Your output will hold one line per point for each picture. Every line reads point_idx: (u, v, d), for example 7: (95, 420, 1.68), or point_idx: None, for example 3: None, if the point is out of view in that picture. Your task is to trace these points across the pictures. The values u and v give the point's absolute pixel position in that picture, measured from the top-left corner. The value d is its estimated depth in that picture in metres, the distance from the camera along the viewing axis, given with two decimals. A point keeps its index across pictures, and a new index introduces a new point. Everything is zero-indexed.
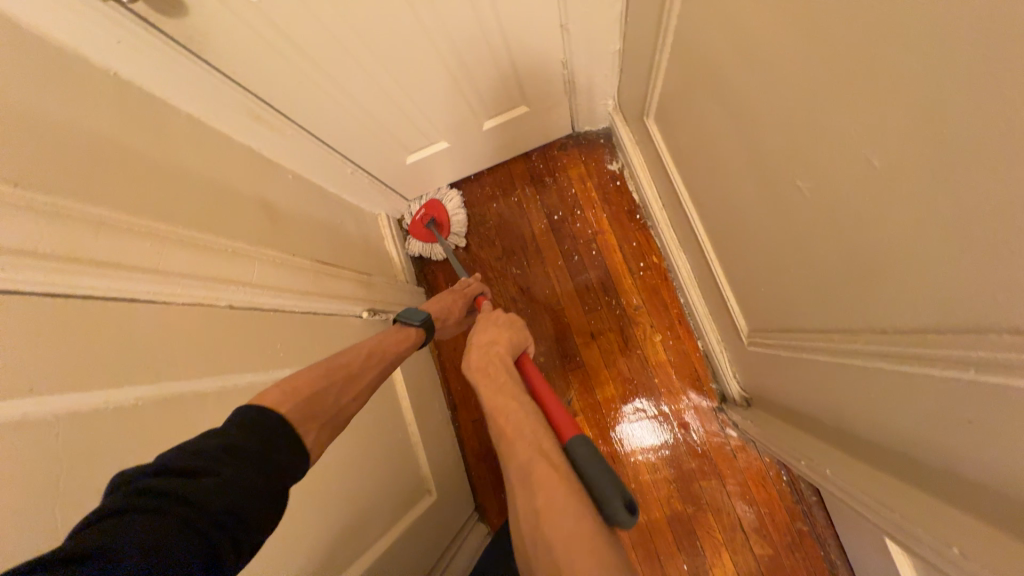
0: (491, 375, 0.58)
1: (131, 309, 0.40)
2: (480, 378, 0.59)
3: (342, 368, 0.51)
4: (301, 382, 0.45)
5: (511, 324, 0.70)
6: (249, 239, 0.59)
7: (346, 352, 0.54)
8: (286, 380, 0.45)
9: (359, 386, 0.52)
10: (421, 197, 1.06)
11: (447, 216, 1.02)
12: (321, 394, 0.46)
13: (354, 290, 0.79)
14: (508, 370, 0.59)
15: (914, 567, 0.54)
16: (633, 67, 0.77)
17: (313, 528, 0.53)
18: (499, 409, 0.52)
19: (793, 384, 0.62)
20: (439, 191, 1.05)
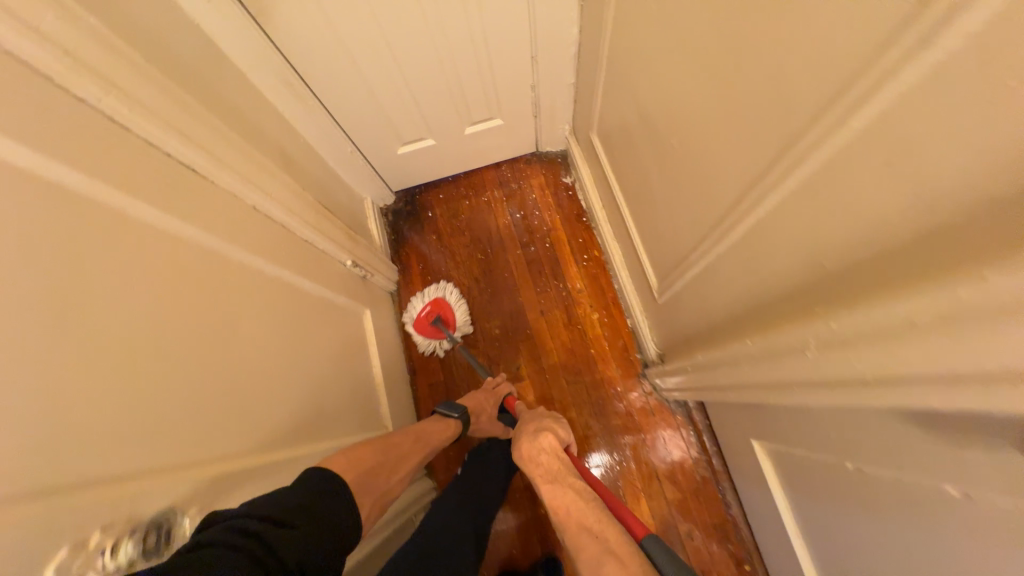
0: (544, 464, 0.71)
1: (187, 173, 0.54)
2: (532, 468, 0.72)
3: (394, 449, 0.65)
4: (361, 456, 0.59)
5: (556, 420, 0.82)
6: (272, 167, 0.73)
7: (401, 440, 0.69)
8: (351, 463, 0.57)
9: (403, 469, 0.66)
10: (422, 293, 1.13)
11: (451, 312, 1.11)
12: (376, 472, 0.59)
13: (343, 240, 0.93)
14: (558, 457, 0.71)
15: (769, 453, 0.71)
16: (582, 95, 1.01)
17: (292, 393, 0.63)
18: (550, 490, 0.65)
19: (683, 323, 0.80)
20: (440, 287, 1.13)
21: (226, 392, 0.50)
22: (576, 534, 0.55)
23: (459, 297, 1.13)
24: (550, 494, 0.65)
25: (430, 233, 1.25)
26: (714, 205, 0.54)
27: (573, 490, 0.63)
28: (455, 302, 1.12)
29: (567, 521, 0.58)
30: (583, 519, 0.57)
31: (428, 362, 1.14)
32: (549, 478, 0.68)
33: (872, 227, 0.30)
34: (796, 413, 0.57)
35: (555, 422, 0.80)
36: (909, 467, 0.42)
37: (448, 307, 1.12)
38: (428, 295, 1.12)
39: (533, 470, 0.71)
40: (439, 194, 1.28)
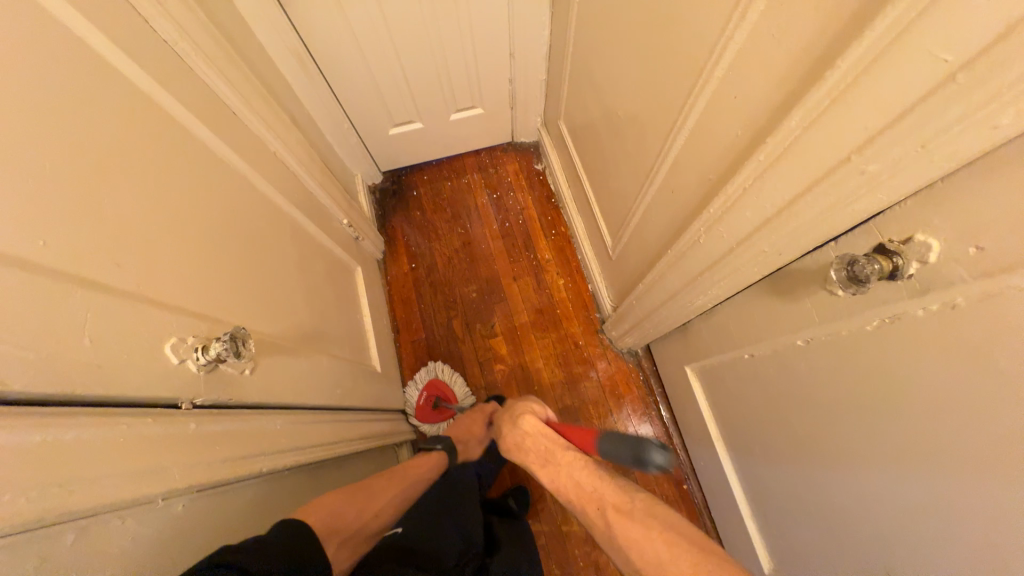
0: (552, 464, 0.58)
1: (227, 113, 0.65)
2: (524, 458, 0.65)
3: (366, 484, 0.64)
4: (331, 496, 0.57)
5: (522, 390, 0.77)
6: (288, 125, 0.85)
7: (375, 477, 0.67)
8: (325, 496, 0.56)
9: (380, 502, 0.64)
10: (415, 380, 1.14)
11: (448, 389, 1.14)
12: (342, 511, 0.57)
13: (341, 202, 1.04)
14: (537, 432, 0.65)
15: (697, 371, 0.88)
16: (552, 90, 1.18)
17: (306, 309, 0.74)
18: (559, 480, 0.57)
19: (630, 272, 0.96)
20: (431, 369, 1.15)
21: (261, 286, 0.61)
22: (587, 499, 0.53)
23: (451, 370, 1.16)
24: (551, 481, 0.58)
25: (414, 209, 1.38)
26: (648, 158, 0.71)
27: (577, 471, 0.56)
28: (449, 377, 1.14)
29: (576, 496, 0.54)
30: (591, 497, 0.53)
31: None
32: (542, 464, 0.61)
33: (734, 138, 0.47)
34: (711, 322, 0.74)
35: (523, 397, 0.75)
36: (771, 333, 0.59)
37: (444, 386, 1.14)
38: (421, 381, 1.14)
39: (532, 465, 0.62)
40: (423, 175, 1.42)
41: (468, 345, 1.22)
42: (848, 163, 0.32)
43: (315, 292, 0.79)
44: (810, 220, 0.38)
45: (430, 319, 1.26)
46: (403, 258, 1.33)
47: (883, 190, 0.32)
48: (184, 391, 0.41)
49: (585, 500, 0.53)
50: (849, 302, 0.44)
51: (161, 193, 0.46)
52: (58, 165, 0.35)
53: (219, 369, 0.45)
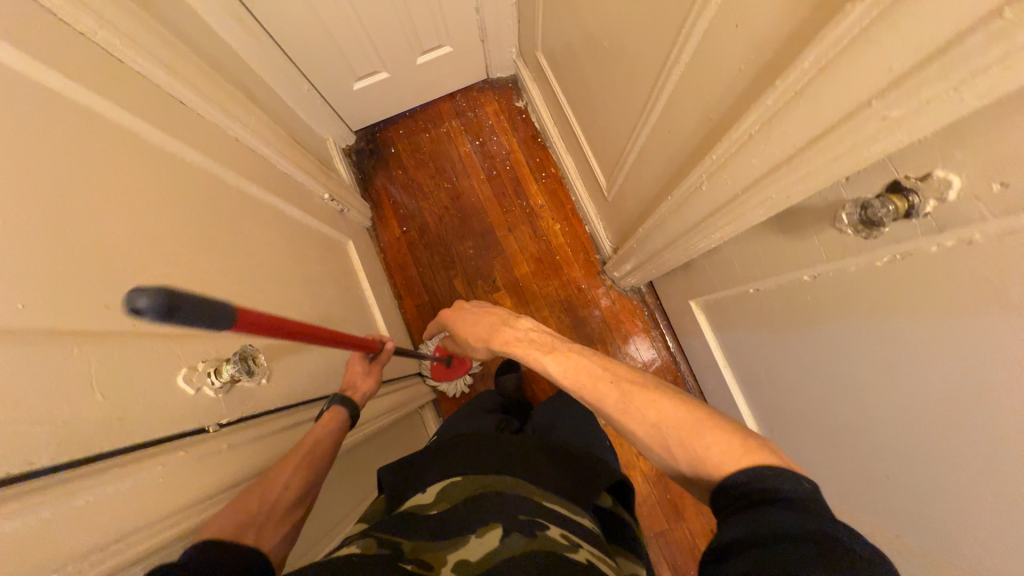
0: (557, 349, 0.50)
1: (176, 104, 0.59)
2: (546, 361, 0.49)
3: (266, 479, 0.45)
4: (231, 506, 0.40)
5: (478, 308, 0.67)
6: (245, 101, 0.77)
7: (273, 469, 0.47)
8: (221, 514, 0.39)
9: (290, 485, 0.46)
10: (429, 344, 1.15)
11: None
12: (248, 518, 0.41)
13: (318, 175, 0.98)
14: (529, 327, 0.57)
15: (702, 304, 0.89)
16: (525, 16, 1.06)
17: (307, 299, 0.73)
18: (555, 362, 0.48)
19: (628, 213, 0.93)
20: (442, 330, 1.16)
21: (257, 288, 0.60)
22: (596, 383, 0.44)
23: None
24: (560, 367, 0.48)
25: (395, 168, 1.30)
26: (641, 94, 0.65)
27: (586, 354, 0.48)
28: None
29: (577, 377, 0.45)
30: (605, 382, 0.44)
31: (457, 400, 1.15)
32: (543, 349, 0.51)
33: (738, 75, 0.42)
34: (715, 259, 0.73)
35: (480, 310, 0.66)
36: (778, 270, 0.58)
37: None
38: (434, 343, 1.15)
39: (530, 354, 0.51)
40: (399, 129, 1.32)
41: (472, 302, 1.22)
42: (868, 109, 0.29)
43: (311, 279, 0.77)
44: (822, 168, 0.35)
45: (431, 282, 1.25)
46: (392, 221, 1.29)
47: (899, 141, 0.29)
48: (207, 417, 0.41)
49: (587, 384, 0.45)
50: (860, 242, 0.43)
51: (134, 216, 0.43)
52: (19, 217, 0.32)
53: (237, 387, 0.46)
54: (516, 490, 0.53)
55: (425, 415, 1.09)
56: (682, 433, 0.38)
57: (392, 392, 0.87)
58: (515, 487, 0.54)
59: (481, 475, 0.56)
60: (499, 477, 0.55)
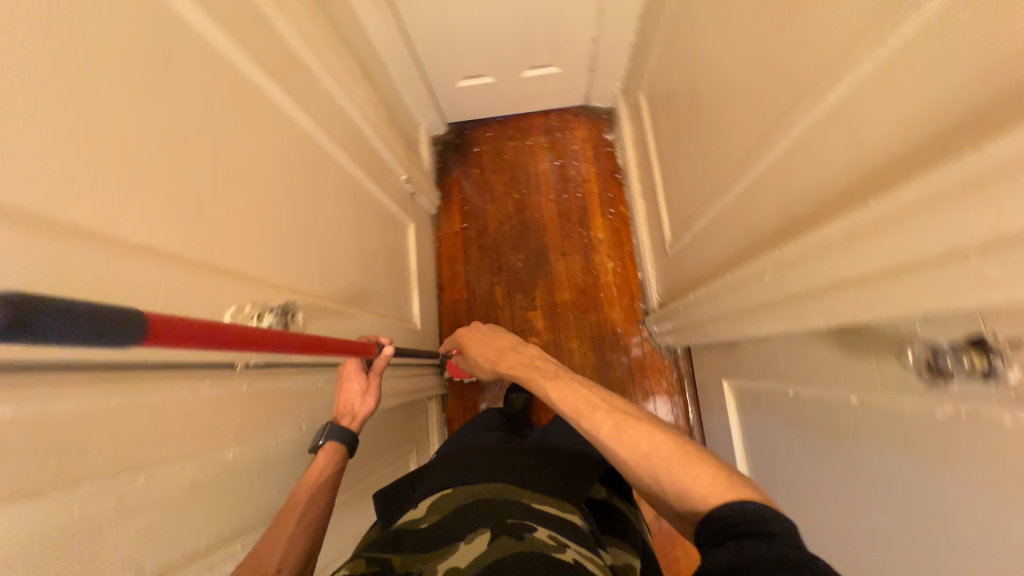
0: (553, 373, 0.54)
1: (300, 69, 0.65)
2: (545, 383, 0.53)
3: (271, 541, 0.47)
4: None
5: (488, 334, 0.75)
6: (358, 77, 0.84)
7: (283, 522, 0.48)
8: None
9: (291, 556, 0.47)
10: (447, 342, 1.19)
11: None
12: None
13: (401, 156, 1.04)
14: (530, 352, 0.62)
15: (734, 388, 0.84)
16: (638, 56, 1.07)
17: (357, 268, 0.77)
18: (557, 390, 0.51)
19: (684, 274, 0.90)
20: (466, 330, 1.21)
21: (317, 248, 0.64)
22: (588, 412, 0.46)
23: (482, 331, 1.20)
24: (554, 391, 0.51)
25: (473, 167, 1.35)
26: (729, 165, 0.64)
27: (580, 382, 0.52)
28: None
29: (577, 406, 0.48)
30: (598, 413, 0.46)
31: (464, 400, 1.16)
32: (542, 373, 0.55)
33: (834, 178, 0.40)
34: (761, 348, 0.69)
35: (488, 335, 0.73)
36: (824, 383, 0.54)
37: None
38: None
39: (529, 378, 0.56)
40: (487, 131, 1.37)
41: (507, 313, 1.23)
42: (963, 258, 0.27)
43: (366, 251, 0.82)
44: (897, 299, 0.33)
45: (474, 281, 1.27)
46: (456, 214, 1.33)
47: (991, 303, 0.27)
48: (238, 354, 0.45)
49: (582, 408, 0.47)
50: (924, 387, 0.39)
51: (235, 159, 0.48)
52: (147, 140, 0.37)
53: None
54: (503, 497, 0.54)
55: (430, 405, 1.11)
56: (670, 460, 0.39)
57: (405, 374, 0.90)
58: (503, 494, 0.54)
59: (468, 483, 0.57)
60: (486, 485, 0.56)
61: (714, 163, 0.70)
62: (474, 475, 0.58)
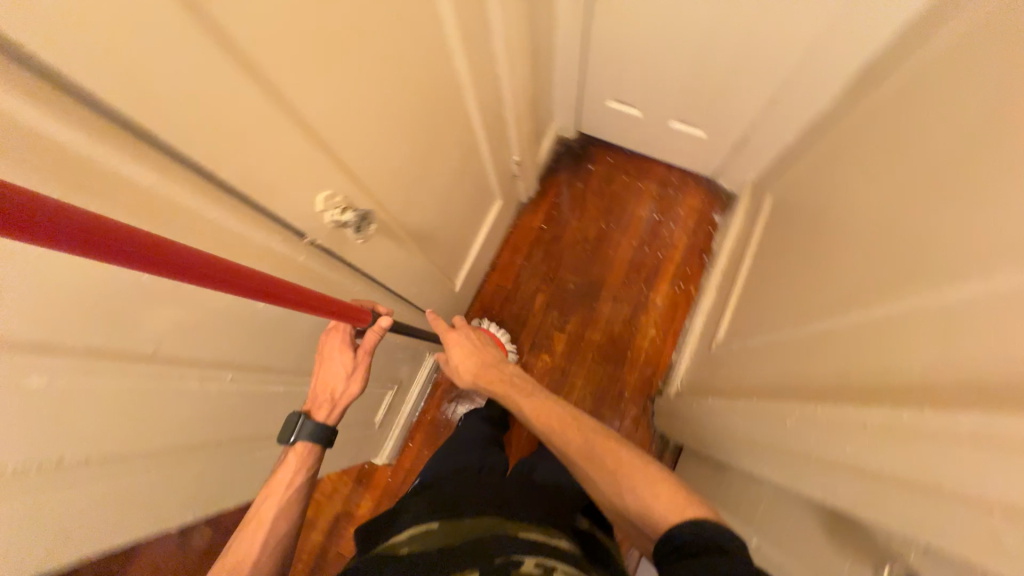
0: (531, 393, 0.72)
1: (483, 26, 0.70)
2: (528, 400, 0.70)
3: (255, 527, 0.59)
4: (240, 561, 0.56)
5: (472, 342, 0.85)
6: (524, 55, 0.88)
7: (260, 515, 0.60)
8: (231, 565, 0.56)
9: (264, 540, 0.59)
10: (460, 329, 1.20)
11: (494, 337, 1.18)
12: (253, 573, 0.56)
13: (523, 139, 1.08)
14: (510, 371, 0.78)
15: None
16: (785, 163, 1.04)
17: (435, 213, 0.82)
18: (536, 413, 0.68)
19: (714, 379, 0.88)
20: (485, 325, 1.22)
21: (414, 179, 0.69)
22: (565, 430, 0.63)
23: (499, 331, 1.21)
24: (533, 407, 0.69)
25: (579, 180, 1.37)
26: (811, 306, 0.62)
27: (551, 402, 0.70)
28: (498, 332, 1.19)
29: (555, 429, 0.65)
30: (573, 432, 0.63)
31: None
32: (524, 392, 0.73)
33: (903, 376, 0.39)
34: (744, 485, 0.67)
35: (470, 342, 0.84)
36: (786, 551, 0.53)
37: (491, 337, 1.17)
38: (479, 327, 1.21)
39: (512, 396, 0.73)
40: (609, 156, 1.38)
41: (536, 321, 1.25)
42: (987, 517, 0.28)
43: (450, 202, 0.87)
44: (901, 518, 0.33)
45: (524, 278, 1.30)
46: (541, 213, 1.35)
47: None
48: (311, 232, 0.50)
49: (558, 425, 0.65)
50: None
51: (395, 75, 0.53)
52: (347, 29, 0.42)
53: (343, 230, 0.55)
54: (492, 531, 0.55)
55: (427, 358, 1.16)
56: (633, 477, 0.54)
57: (423, 323, 0.95)
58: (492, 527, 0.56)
59: (449, 521, 0.58)
60: (475, 522, 0.57)
61: (798, 297, 0.68)
62: (451, 510, 0.60)
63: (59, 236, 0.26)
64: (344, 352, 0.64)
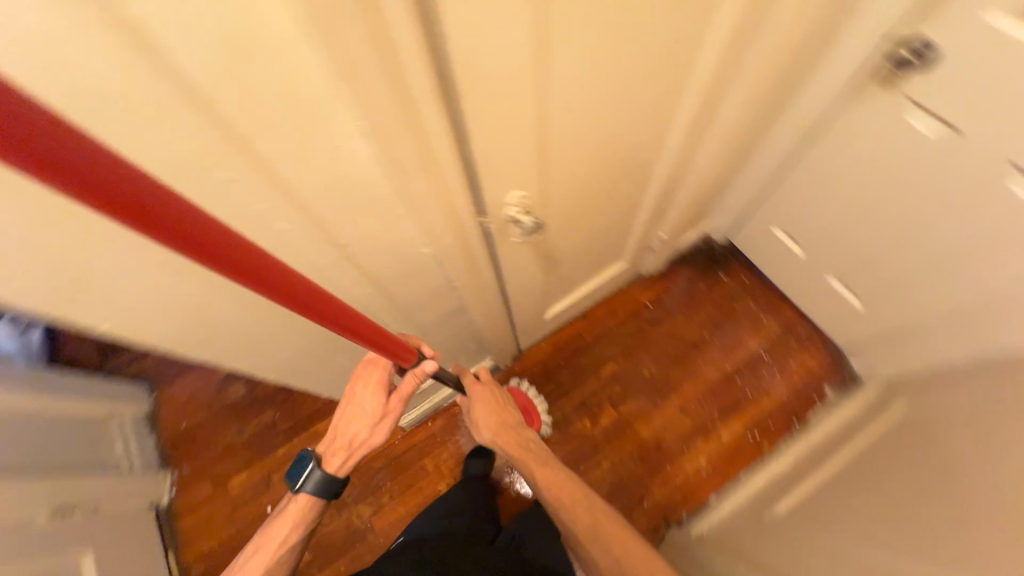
0: (547, 462, 0.82)
1: (708, 112, 0.72)
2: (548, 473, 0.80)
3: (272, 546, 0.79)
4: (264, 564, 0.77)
5: (491, 397, 0.86)
6: (725, 150, 0.89)
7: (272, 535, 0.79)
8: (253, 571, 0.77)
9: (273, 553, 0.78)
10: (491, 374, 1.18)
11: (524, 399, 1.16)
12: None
13: (676, 221, 1.08)
14: (527, 437, 0.84)
15: None
16: (938, 382, 0.93)
17: (575, 248, 0.86)
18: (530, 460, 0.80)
19: (761, 555, 0.80)
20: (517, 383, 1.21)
21: (579, 211, 0.73)
22: (579, 508, 0.76)
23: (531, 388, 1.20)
24: (548, 475, 0.80)
25: (706, 283, 1.34)
26: None
27: (564, 474, 0.81)
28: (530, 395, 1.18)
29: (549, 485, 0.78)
30: (585, 514, 0.75)
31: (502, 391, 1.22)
32: (541, 460, 0.82)
33: None
34: None
35: (486, 396, 0.86)
36: None
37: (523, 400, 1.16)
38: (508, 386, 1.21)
39: (528, 459, 0.81)
40: (746, 276, 1.34)
41: (597, 386, 1.23)
42: None
43: (590, 245, 0.90)
44: None
45: (606, 341, 1.29)
46: (653, 292, 1.34)
47: None
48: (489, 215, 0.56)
49: (573, 501, 0.77)
50: None
51: (618, 114, 0.57)
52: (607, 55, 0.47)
53: (510, 227, 0.60)
54: None
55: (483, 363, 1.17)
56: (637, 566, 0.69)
57: (505, 330, 0.99)
58: None
59: None
60: None
61: None
62: None
63: (53, 168, 0.20)
64: (377, 394, 0.78)
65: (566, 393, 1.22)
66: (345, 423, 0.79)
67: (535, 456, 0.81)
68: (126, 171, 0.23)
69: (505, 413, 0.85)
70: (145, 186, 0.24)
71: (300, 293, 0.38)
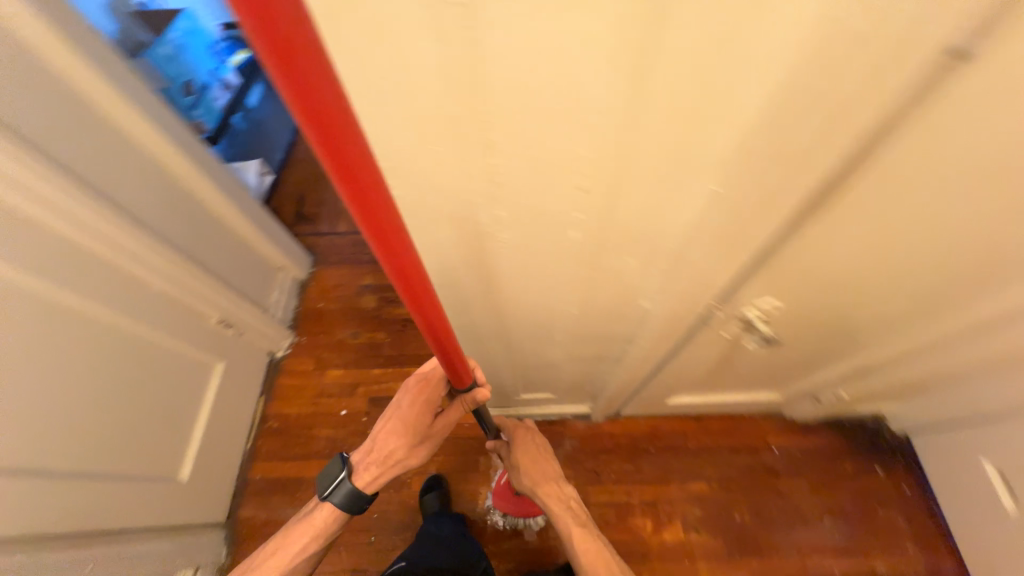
0: (586, 532, 0.89)
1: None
2: (584, 540, 0.88)
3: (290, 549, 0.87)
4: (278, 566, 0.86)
5: (541, 453, 1.00)
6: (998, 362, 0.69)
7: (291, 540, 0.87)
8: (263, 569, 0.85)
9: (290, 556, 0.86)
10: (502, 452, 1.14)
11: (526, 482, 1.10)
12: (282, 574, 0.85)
13: (867, 392, 0.91)
14: (567, 499, 0.95)
15: None
16: None
17: (752, 362, 0.77)
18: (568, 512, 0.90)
19: None
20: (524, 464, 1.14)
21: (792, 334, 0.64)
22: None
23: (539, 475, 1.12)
24: (585, 542, 0.87)
25: (853, 467, 1.13)
26: None
27: (599, 546, 0.87)
28: None
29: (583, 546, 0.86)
30: None
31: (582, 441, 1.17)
32: (581, 525, 0.90)
33: None
34: None
35: (538, 450, 1.01)
36: None
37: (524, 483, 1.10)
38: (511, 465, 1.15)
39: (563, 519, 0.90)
40: (909, 489, 1.09)
41: (674, 494, 1.12)
42: None
43: (767, 367, 0.80)
44: None
45: (708, 457, 1.16)
46: (785, 439, 1.17)
47: None
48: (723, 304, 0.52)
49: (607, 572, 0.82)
50: None
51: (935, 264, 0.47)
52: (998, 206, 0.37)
53: (729, 323, 0.55)
54: None
55: (580, 404, 1.13)
56: None
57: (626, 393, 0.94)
58: None
59: None
60: None
61: None
62: None
63: (254, 14, 0.18)
64: (419, 414, 0.85)
65: (640, 481, 1.13)
66: (386, 441, 0.86)
67: (577, 517, 0.91)
68: (325, 71, 0.21)
69: (551, 466, 0.99)
70: (334, 98, 0.22)
71: (394, 243, 0.33)
